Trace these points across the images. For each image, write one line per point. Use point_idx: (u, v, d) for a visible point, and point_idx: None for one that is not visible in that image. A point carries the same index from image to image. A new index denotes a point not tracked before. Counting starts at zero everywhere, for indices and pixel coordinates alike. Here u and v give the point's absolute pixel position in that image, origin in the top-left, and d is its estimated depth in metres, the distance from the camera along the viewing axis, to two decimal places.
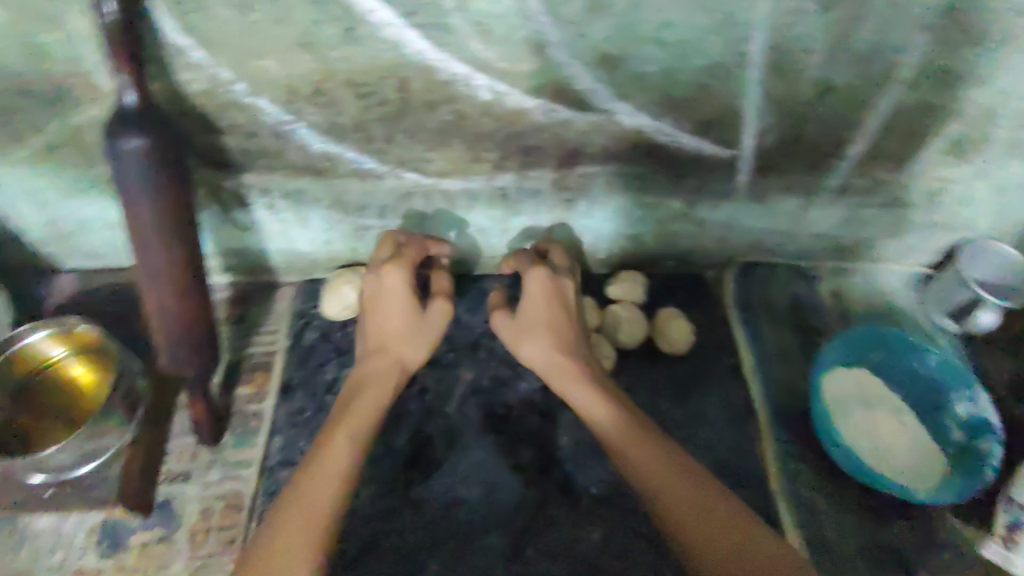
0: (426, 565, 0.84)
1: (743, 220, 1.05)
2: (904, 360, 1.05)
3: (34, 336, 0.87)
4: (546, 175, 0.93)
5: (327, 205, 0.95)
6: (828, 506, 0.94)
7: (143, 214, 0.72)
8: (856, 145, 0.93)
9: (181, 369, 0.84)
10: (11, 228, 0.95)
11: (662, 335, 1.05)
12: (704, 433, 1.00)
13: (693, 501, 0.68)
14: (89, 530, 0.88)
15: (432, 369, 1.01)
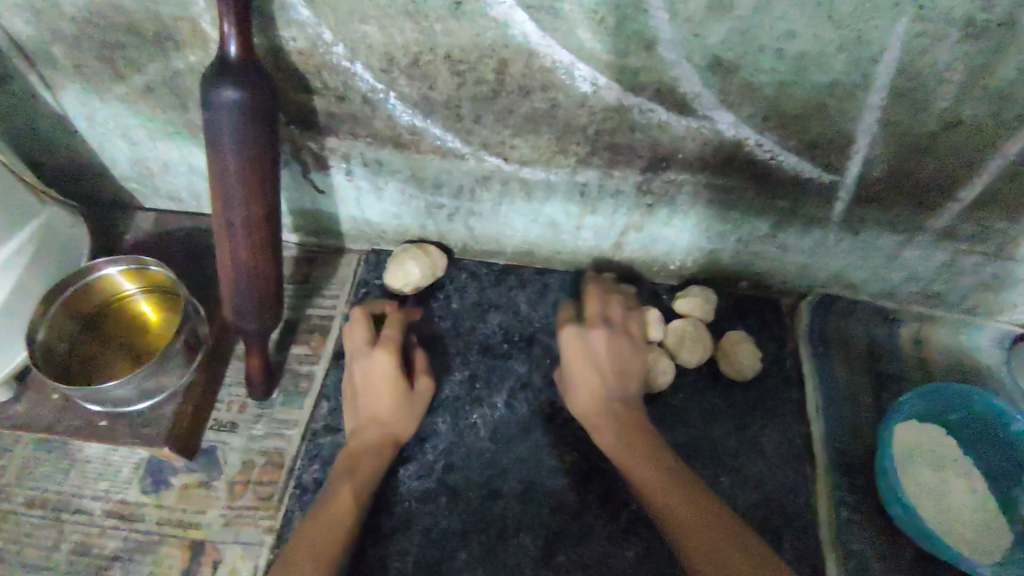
0: (456, 554, 0.83)
1: (831, 250, 0.99)
2: (984, 420, 0.97)
3: (110, 269, 0.89)
4: (631, 177, 0.89)
5: (405, 177, 0.94)
6: (883, 565, 0.89)
7: (230, 168, 0.72)
8: (973, 188, 0.86)
9: (244, 323, 0.85)
10: (103, 158, 0.98)
11: (727, 359, 0.99)
12: (756, 466, 0.95)
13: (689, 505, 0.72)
14: (135, 464, 0.91)
15: (485, 357, 0.99)
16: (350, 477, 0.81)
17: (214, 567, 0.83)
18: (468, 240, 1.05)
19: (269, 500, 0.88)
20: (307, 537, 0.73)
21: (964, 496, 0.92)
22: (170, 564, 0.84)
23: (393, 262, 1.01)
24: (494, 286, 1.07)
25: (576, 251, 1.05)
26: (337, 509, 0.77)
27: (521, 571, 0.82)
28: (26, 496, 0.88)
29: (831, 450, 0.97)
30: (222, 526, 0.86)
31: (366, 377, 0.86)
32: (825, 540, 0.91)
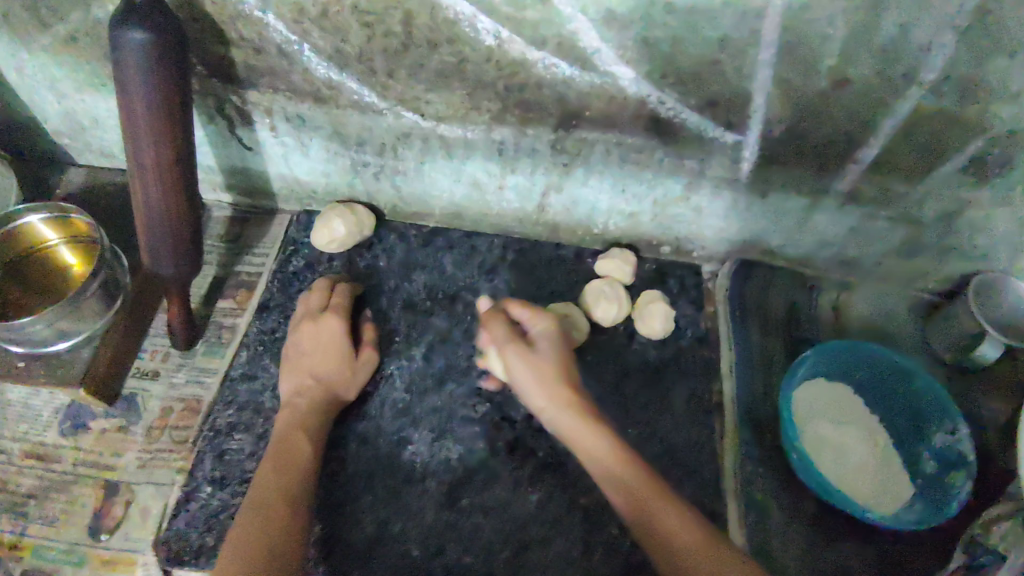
0: (360, 496, 0.85)
1: (745, 214, 1.02)
2: (892, 380, 1.00)
3: (33, 218, 0.90)
4: (544, 135, 0.92)
5: (328, 134, 0.96)
6: (779, 517, 0.92)
7: (139, 107, 0.75)
8: (868, 148, 0.89)
9: (160, 269, 0.87)
10: (33, 113, 1.00)
11: (642, 320, 1.02)
12: (663, 420, 0.97)
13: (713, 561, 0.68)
14: (56, 408, 0.92)
15: (407, 313, 1.02)
16: (302, 433, 0.82)
17: (126, 506, 0.85)
18: (396, 201, 1.08)
19: (184, 444, 0.90)
20: (268, 490, 0.75)
21: (866, 453, 0.95)
22: (83, 503, 0.86)
23: (320, 221, 1.03)
24: (421, 247, 1.09)
25: (501, 214, 1.08)
26: (297, 462, 0.79)
27: (423, 513, 0.85)
28: None
29: (739, 407, 0.99)
30: (137, 468, 0.88)
31: (312, 343, 0.90)
32: (729, 491, 0.93)
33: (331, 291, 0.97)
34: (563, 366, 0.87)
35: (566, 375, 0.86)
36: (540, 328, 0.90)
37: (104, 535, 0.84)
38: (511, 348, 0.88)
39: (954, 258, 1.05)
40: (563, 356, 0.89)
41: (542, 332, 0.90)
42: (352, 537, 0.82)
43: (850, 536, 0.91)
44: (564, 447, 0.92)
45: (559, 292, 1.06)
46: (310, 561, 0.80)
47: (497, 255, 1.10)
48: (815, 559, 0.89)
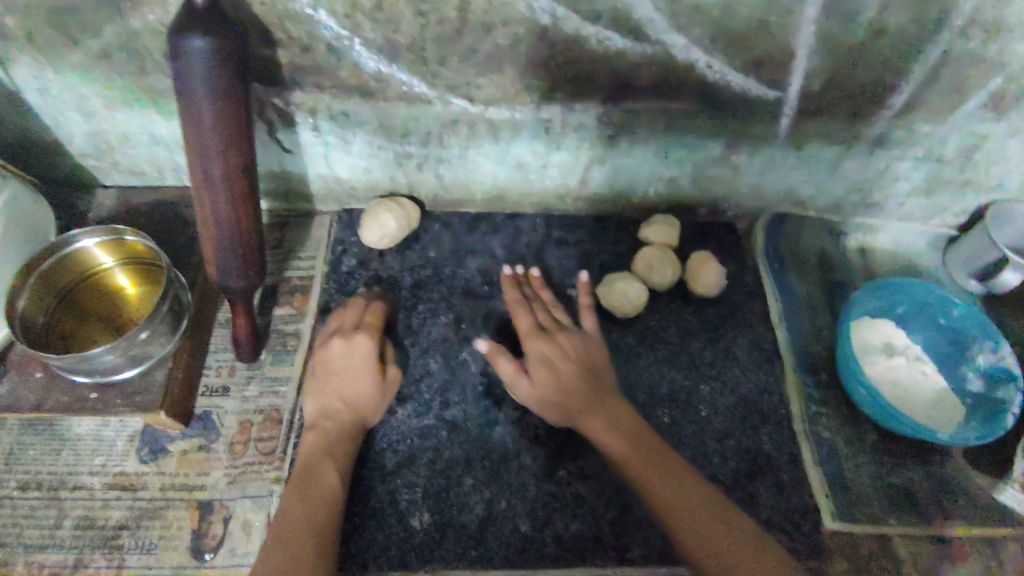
0: (462, 481, 0.88)
1: (780, 168, 1.06)
2: (929, 311, 1.06)
3: (88, 242, 0.90)
4: (592, 109, 0.93)
5: (372, 129, 0.95)
6: (849, 449, 0.97)
7: (204, 120, 0.72)
8: (901, 94, 0.93)
9: (229, 282, 0.84)
10: (58, 135, 0.98)
11: (695, 281, 1.05)
12: (730, 371, 1.02)
13: (693, 504, 0.72)
14: (130, 436, 0.91)
15: (468, 300, 1.03)
16: (331, 461, 0.82)
17: (226, 523, 0.85)
18: (438, 190, 1.08)
19: (273, 454, 0.90)
20: (296, 520, 0.75)
21: (919, 381, 1.00)
22: (179, 527, 0.85)
23: (368, 217, 1.03)
24: (467, 233, 1.10)
25: (544, 192, 1.09)
26: (322, 491, 0.79)
27: (525, 490, 0.88)
28: (19, 480, 0.87)
29: (794, 354, 1.04)
30: (228, 484, 0.88)
31: (345, 362, 0.89)
32: (798, 431, 0.97)
33: (366, 308, 0.96)
34: (572, 380, 0.86)
35: (569, 398, 0.85)
36: (536, 350, 0.89)
37: (209, 555, 0.83)
38: (531, 342, 0.90)
39: (972, 192, 1.11)
40: (570, 373, 0.86)
41: (560, 341, 0.89)
42: (462, 521, 0.85)
43: (915, 460, 0.97)
44: (644, 408, 0.97)
45: (609, 263, 1.09)
46: (426, 547, 0.83)
47: (542, 233, 1.11)
48: (890, 485, 0.94)
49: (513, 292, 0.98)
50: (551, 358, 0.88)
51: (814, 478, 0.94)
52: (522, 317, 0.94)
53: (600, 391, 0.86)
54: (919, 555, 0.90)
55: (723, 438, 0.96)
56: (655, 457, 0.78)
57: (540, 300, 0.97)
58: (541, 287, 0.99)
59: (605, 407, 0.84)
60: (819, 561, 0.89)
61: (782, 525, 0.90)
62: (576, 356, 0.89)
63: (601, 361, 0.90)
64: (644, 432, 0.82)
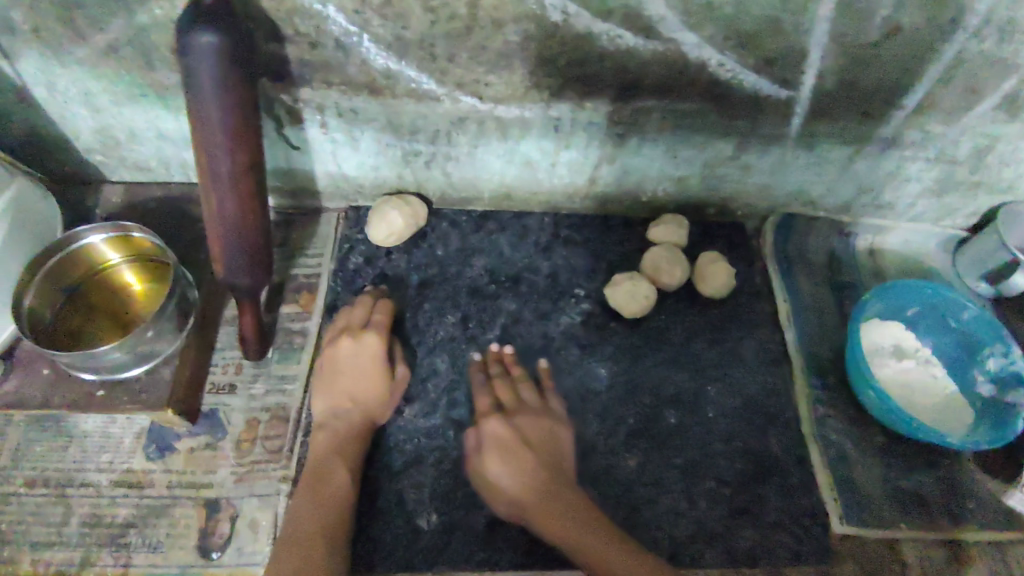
0: (470, 481, 0.88)
1: (790, 168, 1.05)
2: (939, 314, 1.05)
3: (94, 238, 0.89)
4: (602, 107, 0.93)
5: (380, 125, 0.94)
6: (857, 452, 0.96)
7: (211, 118, 0.71)
8: (914, 94, 0.92)
9: (237, 279, 0.84)
10: (65, 131, 0.97)
11: (703, 281, 1.04)
12: (738, 372, 1.01)
13: None
14: (138, 433, 0.90)
15: (475, 298, 1.03)
16: (342, 460, 0.82)
17: (233, 521, 0.85)
18: (445, 187, 1.07)
19: (280, 453, 0.89)
20: (309, 521, 0.76)
21: (928, 383, 1.00)
22: (187, 525, 0.85)
23: (376, 215, 1.02)
24: (474, 231, 1.09)
25: (552, 191, 1.09)
26: (333, 491, 0.79)
27: None
28: (26, 476, 0.87)
29: (802, 355, 1.03)
30: (235, 482, 0.88)
31: (353, 361, 0.89)
32: (806, 434, 0.97)
33: (374, 306, 0.96)
34: (532, 469, 0.83)
35: (528, 490, 0.81)
36: (495, 433, 0.85)
37: (216, 553, 0.83)
38: (490, 425, 0.86)
39: (983, 192, 1.10)
40: (526, 459, 0.83)
41: (520, 425, 0.86)
42: (470, 521, 0.85)
43: (924, 463, 0.96)
44: (651, 409, 0.97)
45: (617, 263, 1.08)
46: (434, 548, 0.83)
47: (550, 232, 1.11)
48: (898, 488, 0.94)
49: (480, 376, 0.94)
50: (506, 444, 0.85)
51: (822, 481, 0.93)
52: (480, 395, 0.91)
53: (566, 487, 0.82)
54: (927, 559, 0.91)
55: (731, 439, 0.95)
56: (621, 555, 0.76)
57: (505, 378, 0.93)
58: (513, 364, 0.95)
59: (561, 495, 0.81)
60: (827, 564, 0.88)
61: (790, 527, 0.90)
62: (530, 440, 0.86)
63: (565, 442, 0.89)
64: (608, 532, 0.78)
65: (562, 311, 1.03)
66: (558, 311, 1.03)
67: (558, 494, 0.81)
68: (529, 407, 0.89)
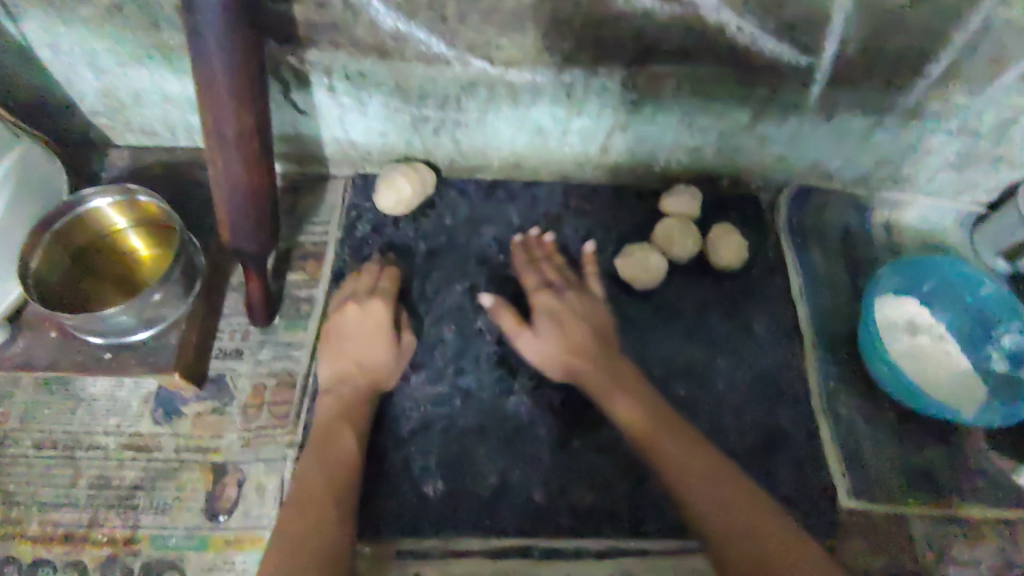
0: (476, 449, 0.87)
1: (808, 139, 1.02)
2: (955, 290, 1.03)
3: (101, 202, 0.88)
4: (616, 73, 0.90)
5: (389, 90, 0.93)
6: (868, 427, 0.95)
7: (217, 78, 0.69)
8: (939, 62, 0.89)
9: (242, 245, 0.82)
10: (70, 93, 0.96)
11: (715, 253, 1.02)
12: (749, 346, 1.00)
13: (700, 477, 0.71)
14: (145, 398, 0.91)
15: (484, 268, 1.01)
16: (348, 426, 0.82)
17: (240, 485, 0.85)
18: (454, 155, 1.06)
19: (287, 419, 0.89)
20: (315, 484, 0.75)
21: (942, 360, 0.98)
22: (194, 488, 0.85)
23: (384, 182, 1.01)
24: (483, 200, 1.08)
25: (562, 160, 1.07)
26: (339, 455, 0.79)
27: (539, 459, 0.87)
28: (34, 438, 0.88)
29: (814, 329, 1.02)
30: (242, 447, 0.88)
31: (360, 327, 0.88)
32: (817, 408, 0.96)
33: (381, 273, 0.95)
34: (580, 341, 0.85)
35: (575, 352, 0.84)
36: (543, 303, 0.88)
37: (223, 516, 0.84)
38: (540, 299, 0.89)
39: (1006, 168, 1.07)
40: (572, 327, 0.86)
41: (569, 299, 0.89)
42: (476, 489, 0.85)
43: (936, 440, 0.95)
44: (660, 380, 0.96)
45: (628, 235, 1.07)
46: (440, 515, 0.83)
47: (560, 202, 1.09)
48: (908, 464, 0.93)
49: (521, 255, 0.97)
50: (556, 312, 0.87)
51: (831, 455, 0.93)
52: (529, 274, 0.93)
53: (628, 377, 0.83)
54: (936, 536, 0.90)
55: (740, 412, 0.94)
56: (663, 422, 0.77)
57: (545, 258, 0.96)
58: (555, 249, 0.97)
59: (604, 362, 0.84)
60: (834, 538, 0.88)
61: (798, 500, 0.89)
62: (582, 312, 0.88)
63: (607, 315, 0.90)
64: (664, 410, 0.80)
65: None
66: None
67: (610, 369, 0.83)
68: (569, 284, 0.91)
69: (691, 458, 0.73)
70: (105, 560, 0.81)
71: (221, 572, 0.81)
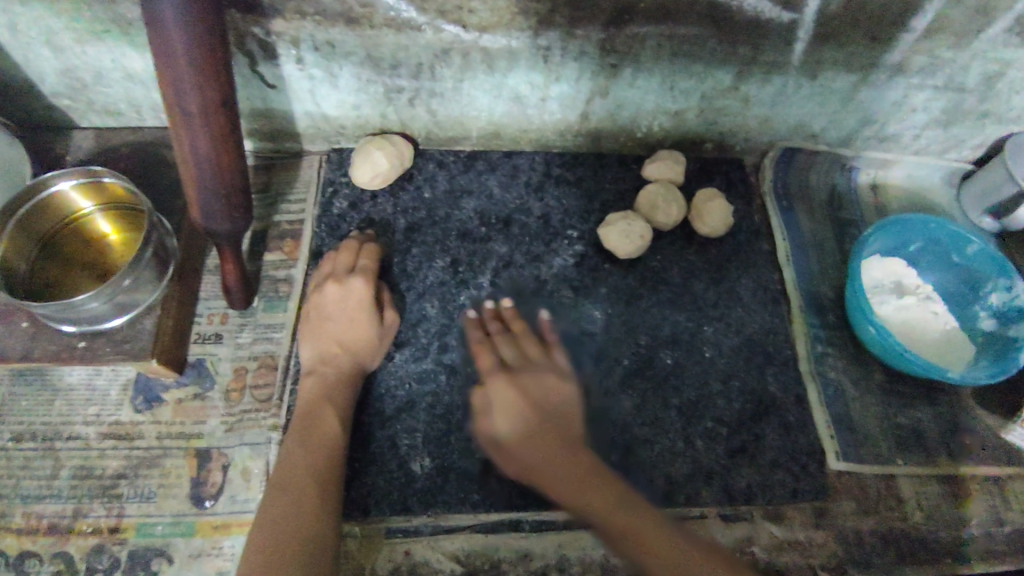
0: (463, 425, 0.86)
1: (792, 99, 1.00)
2: (943, 249, 1.02)
3: (64, 186, 0.86)
4: (594, 35, 0.87)
5: (360, 60, 0.89)
6: (856, 390, 0.95)
7: (175, 48, 0.66)
8: (924, 14, 0.87)
9: (215, 225, 0.80)
10: (28, 74, 0.92)
11: (700, 219, 1.01)
12: (736, 312, 0.99)
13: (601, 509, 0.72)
14: (123, 385, 0.89)
15: (465, 241, 0.99)
16: (331, 406, 0.81)
17: (225, 470, 0.84)
18: (431, 126, 1.03)
19: (270, 402, 0.88)
20: (299, 467, 0.74)
21: (929, 321, 0.98)
22: (179, 475, 0.84)
23: (359, 156, 0.98)
24: (463, 172, 1.05)
25: (543, 128, 1.04)
26: (323, 435, 0.78)
27: None
28: (12, 430, 0.86)
29: (801, 293, 1.01)
30: (225, 432, 0.86)
31: (340, 306, 0.86)
32: (805, 372, 0.96)
33: (360, 251, 0.93)
34: (541, 417, 0.80)
35: (535, 428, 0.79)
36: (498, 388, 0.82)
37: (210, 502, 0.83)
38: (495, 385, 0.83)
39: (991, 123, 1.06)
40: (533, 420, 0.80)
41: (545, 386, 0.83)
42: (464, 465, 0.84)
43: (923, 399, 0.95)
44: (647, 349, 0.95)
45: (611, 203, 1.05)
46: (429, 492, 0.83)
47: (541, 171, 1.07)
48: (896, 424, 0.93)
49: (475, 332, 0.90)
50: (516, 396, 0.81)
51: (820, 418, 0.93)
52: (484, 355, 0.87)
53: (560, 434, 0.79)
54: (924, 494, 0.91)
55: (728, 378, 0.94)
56: (569, 471, 0.76)
57: (503, 331, 0.89)
58: (517, 318, 0.91)
59: (545, 422, 0.80)
60: (823, 500, 0.88)
61: (787, 464, 0.89)
62: (539, 397, 0.82)
63: (572, 393, 0.85)
64: (586, 456, 0.78)
65: (555, 253, 1.00)
66: (550, 252, 1.00)
67: (548, 425, 0.80)
68: (543, 363, 0.85)
69: (614, 508, 0.72)
70: (91, 551, 0.80)
71: (210, 557, 0.80)
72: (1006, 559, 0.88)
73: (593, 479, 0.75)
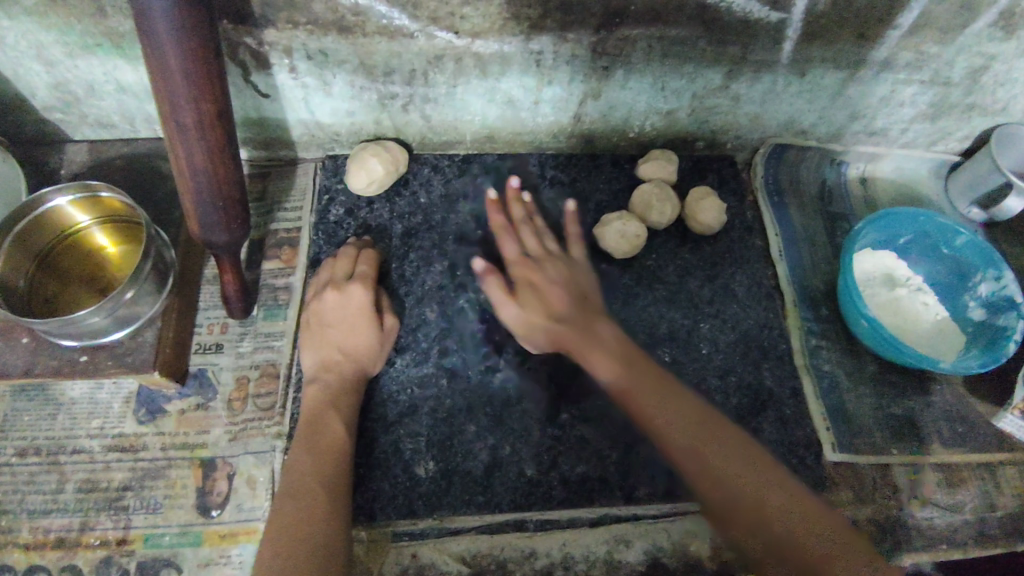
0: (465, 428, 0.87)
1: (781, 97, 1.01)
2: (932, 242, 1.03)
3: (61, 200, 0.86)
4: (585, 39, 0.88)
5: (353, 68, 0.90)
6: (850, 382, 0.97)
7: (170, 62, 0.66)
8: (909, 11, 0.88)
9: (213, 237, 0.79)
10: (19, 89, 0.92)
11: (694, 217, 1.02)
12: (732, 308, 1.00)
13: (698, 448, 0.73)
14: (126, 398, 0.89)
15: (462, 245, 1.00)
16: (336, 413, 0.81)
17: (230, 479, 0.85)
18: (426, 131, 1.03)
19: (273, 410, 0.89)
20: (305, 473, 0.75)
21: (919, 311, 1.00)
22: (184, 484, 0.85)
23: (355, 163, 0.99)
24: (458, 176, 1.06)
25: (537, 130, 1.05)
26: (329, 442, 0.79)
27: (528, 434, 0.88)
28: (16, 446, 0.86)
29: (794, 288, 1.03)
30: (229, 441, 0.87)
31: (341, 313, 0.87)
32: (800, 366, 0.97)
33: (358, 257, 0.93)
34: (563, 305, 0.88)
35: (557, 314, 0.87)
36: (520, 275, 0.90)
37: (216, 511, 0.83)
38: (515, 272, 0.91)
39: (977, 115, 1.07)
40: (551, 300, 0.88)
41: (551, 273, 0.90)
42: (467, 467, 0.85)
43: (916, 389, 0.97)
44: (645, 347, 0.96)
45: (606, 203, 1.06)
46: (433, 495, 0.84)
47: (536, 173, 1.08)
48: (890, 415, 0.95)
49: (498, 214, 0.97)
50: (535, 282, 0.89)
51: (816, 411, 0.94)
52: (506, 243, 0.94)
53: (594, 318, 0.88)
54: (919, 483, 0.92)
55: (725, 371, 0.96)
56: (663, 397, 0.78)
57: (524, 217, 0.97)
58: (532, 207, 0.99)
59: (576, 323, 0.87)
60: (821, 491, 0.90)
61: (785, 457, 0.91)
62: (565, 284, 0.90)
63: (586, 278, 0.93)
64: (653, 374, 0.81)
65: None
66: None
67: (582, 321, 0.87)
68: (542, 232, 0.95)
69: (689, 422, 0.76)
70: (100, 563, 0.81)
71: (218, 566, 0.81)
72: (999, 543, 0.90)
73: (667, 398, 0.78)
